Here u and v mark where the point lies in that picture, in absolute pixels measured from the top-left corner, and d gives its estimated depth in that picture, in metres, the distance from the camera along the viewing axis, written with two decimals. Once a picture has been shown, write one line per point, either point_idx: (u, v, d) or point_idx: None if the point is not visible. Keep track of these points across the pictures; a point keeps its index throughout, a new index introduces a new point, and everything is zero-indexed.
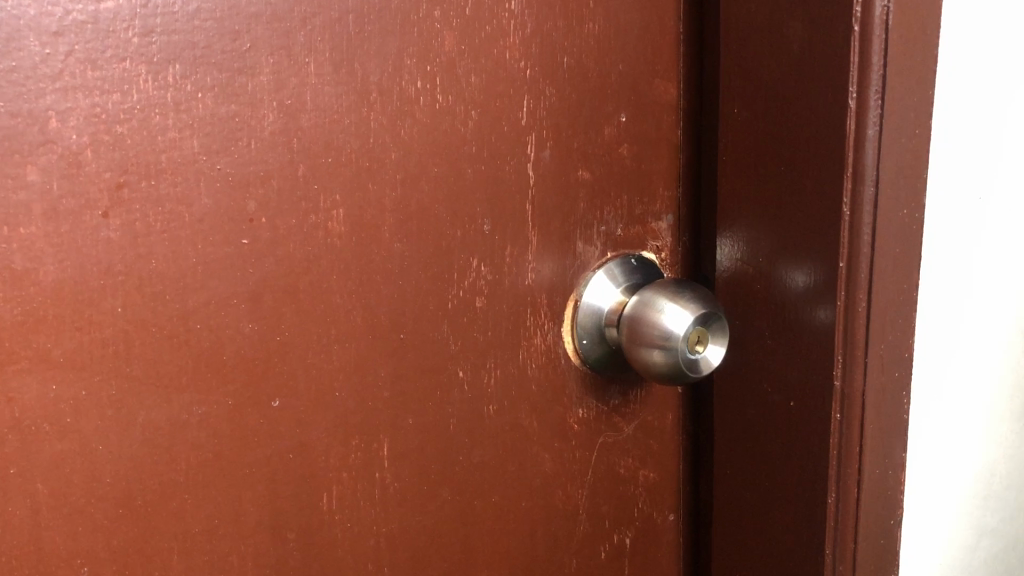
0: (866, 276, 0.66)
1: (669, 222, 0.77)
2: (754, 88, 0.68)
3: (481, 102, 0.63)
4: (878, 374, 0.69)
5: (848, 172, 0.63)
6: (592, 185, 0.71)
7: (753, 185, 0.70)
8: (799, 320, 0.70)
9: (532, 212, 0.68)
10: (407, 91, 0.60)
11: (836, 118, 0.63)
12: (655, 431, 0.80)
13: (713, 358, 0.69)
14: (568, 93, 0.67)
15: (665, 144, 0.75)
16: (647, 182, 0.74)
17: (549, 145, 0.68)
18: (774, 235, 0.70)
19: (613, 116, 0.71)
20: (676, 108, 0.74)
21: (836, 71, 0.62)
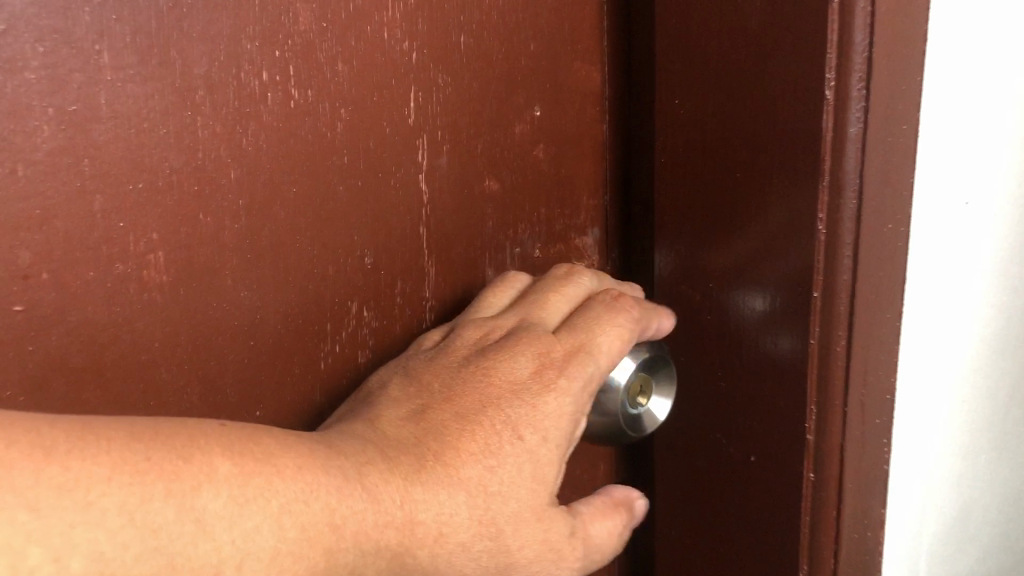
0: (846, 309, 0.53)
1: (598, 236, 0.63)
2: (698, 74, 0.54)
3: (356, 98, 0.48)
4: (858, 424, 0.56)
5: (824, 182, 0.50)
6: (503, 197, 0.56)
7: (699, 195, 0.57)
8: (758, 361, 0.57)
9: (428, 237, 0.53)
10: (249, 86, 0.44)
11: (811, 113, 0.49)
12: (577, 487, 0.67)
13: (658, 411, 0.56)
14: (467, 81, 0.52)
15: (586, 142, 0.60)
16: (570, 190, 0.60)
17: (447, 150, 0.52)
18: (727, 255, 0.56)
19: (525, 110, 0.56)
20: (602, 96, 0.60)
21: (810, 53, 0.49)
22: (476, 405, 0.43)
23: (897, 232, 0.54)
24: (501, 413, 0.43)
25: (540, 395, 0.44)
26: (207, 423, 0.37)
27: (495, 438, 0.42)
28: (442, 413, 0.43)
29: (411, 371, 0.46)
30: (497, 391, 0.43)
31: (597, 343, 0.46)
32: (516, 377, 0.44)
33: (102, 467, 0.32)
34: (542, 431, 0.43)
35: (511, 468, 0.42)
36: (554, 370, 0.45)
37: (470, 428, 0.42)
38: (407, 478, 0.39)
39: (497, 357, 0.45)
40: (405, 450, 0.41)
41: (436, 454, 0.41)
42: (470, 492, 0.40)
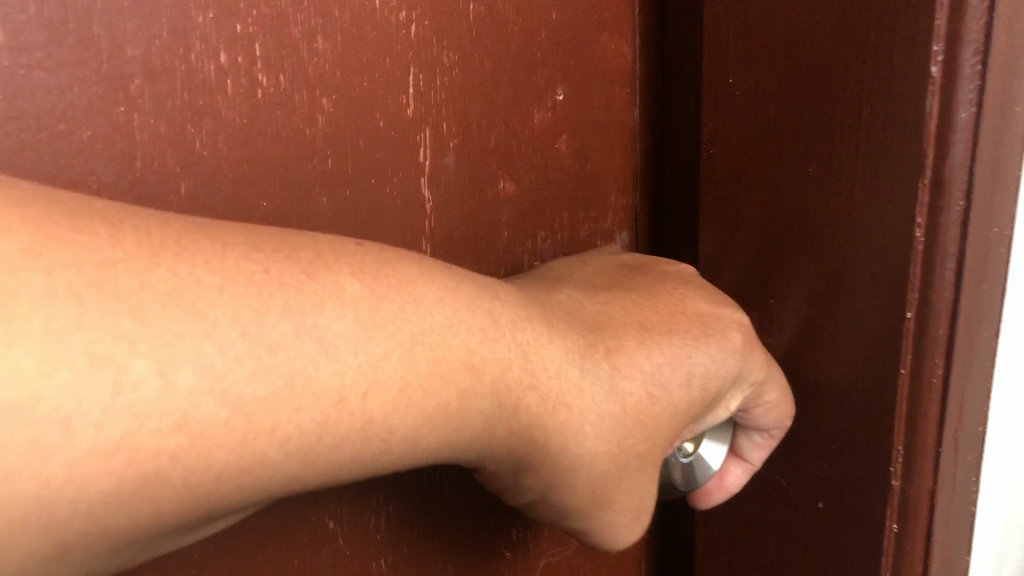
0: (946, 332, 0.41)
1: (626, 242, 0.52)
2: (759, 40, 0.42)
3: (341, 84, 0.37)
4: (952, 465, 0.45)
5: (923, 178, 0.38)
6: (519, 200, 0.46)
7: (760, 188, 0.44)
8: (825, 398, 0.44)
9: (433, 254, 0.43)
10: (203, 70, 0.33)
11: (908, 94, 0.37)
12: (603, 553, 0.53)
13: (730, 463, 0.45)
14: (476, 59, 0.42)
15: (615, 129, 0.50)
16: (597, 188, 0.50)
17: (453, 145, 0.42)
18: (790, 266, 0.44)
19: (545, 94, 0.46)
20: (632, 76, 0.50)
21: (904, 22, 0.37)
22: (663, 325, 0.38)
23: (1000, 236, 0.43)
24: (679, 351, 0.37)
25: (735, 349, 0.39)
26: (343, 243, 0.30)
27: (666, 373, 0.37)
28: (624, 314, 0.38)
29: (585, 273, 0.41)
30: (687, 321, 0.39)
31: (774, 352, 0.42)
32: (708, 316, 0.40)
33: (216, 269, 0.25)
34: (706, 390, 0.38)
35: (666, 411, 0.37)
36: (749, 332, 0.40)
37: (652, 344, 0.37)
38: (574, 355, 0.35)
39: (694, 294, 0.40)
40: (575, 326, 0.36)
41: (613, 347, 0.36)
42: (626, 405, 0.35)
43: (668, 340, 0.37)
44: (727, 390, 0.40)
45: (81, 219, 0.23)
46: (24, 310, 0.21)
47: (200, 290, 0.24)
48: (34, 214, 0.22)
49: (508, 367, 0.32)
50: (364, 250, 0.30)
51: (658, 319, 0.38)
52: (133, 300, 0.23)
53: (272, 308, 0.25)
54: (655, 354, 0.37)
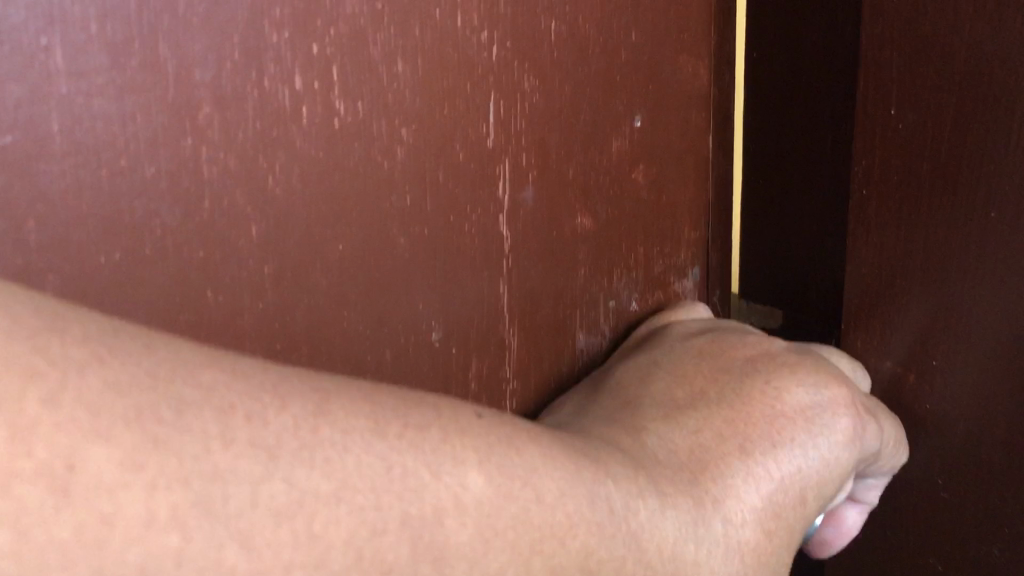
0: None
1: (698, 278, 0.47)
2: (892, 84, 0.37)
3: (421, 112, 0.34)
4: None
5: None
6: (596, 236, 0.42)
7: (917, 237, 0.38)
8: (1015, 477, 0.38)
9: (511, 297, 0.39)
10: (276, 97, 0.30)
11: None
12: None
13: (843, 507, 0.41)
14: (558, 85, 0.38)
15: (693, 163, 0.45)
16: (672, 221, 0.45)
17: (533, 178, 0.38)
18: (926, 336, 0.39)
19: (624, 121, 0.42)
20: (714, 103, 0.45)
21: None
22: (765, 438, 0.33)
23: None
24: (790, 464, 0.33)
25: (846, 439, 0.35)
26: (462, 415, 0.26)
27: (781, 496, 0.32)
28: (717, 436, 0.33)
29: (661, 383, 0.37)
30: (789, 424, 0.34)
31: (883, 417, 0.38)
32: (810, 408, 0.35)
33: (334, 474, 0.22)
34: (822, 498, 0.34)
35: (784, 543, 0.32)
36: (857, 410, 0.36)
37: (759, 469, 0.32)
38: (686, 520, 0.29)
39: (788, 379, 0.36)
40: (678, 479, 0.31)
41: (723, 493, 0.31)
42: (745, 558, 0.31)
43: (775, 453, 0.33)
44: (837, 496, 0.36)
45: (166, 376, 0.21)
46: (118, 554, 0.18)
47: (316, 506, 0.21)
48: (116, 355, 0.20)
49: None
50: (483, 424, 0.26)
51: (761, 429, 0.34)
52: (242, 526, 0.20)
53: (390, 523, 0.22)
54: (765, 475, 0.32)
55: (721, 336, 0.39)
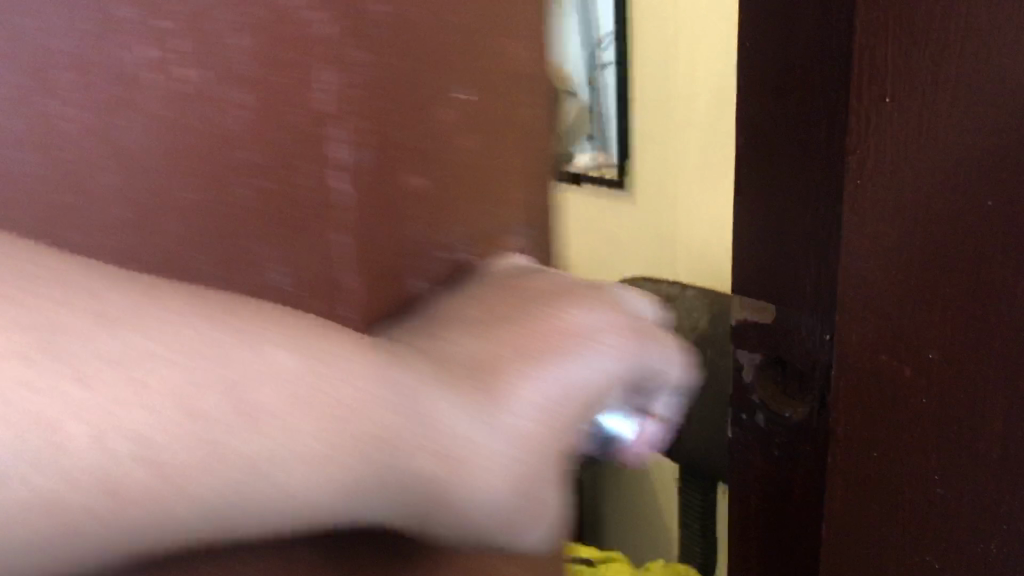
0: None
1: (527, 236, 0.53)
2: None
3: (255, 77, 0.40)
4: None
5: None
6: (424, 193, 0.47)
7: None
8: None
9: (348, 243, 0.44)
10: (122, 63, 0.37)
11: None
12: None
13: (642, 421, 0.50)
14: (387, 60, 0.44)
15: (512, 135, 0.51)
16: (496, 182, 0.50)
17: (367, 141, 0.44)
18: None
19: (444, 92, 0.47)
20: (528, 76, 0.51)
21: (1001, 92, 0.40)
22: (549, 352, 0.45)
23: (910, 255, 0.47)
24: (570, 377, 0.45)
25: (619, 358, 0.46)
26: None
27: (559, 403, 0.45)
28: (510, 350, 0.45)
29: (473, 309, 0.47)
30: (574, 346, 0.46)
31: (654, 336, 0.49)
32: (591, 333, 0.46)
33: None
34: (597, 403, 0.46)
35: (557, 438, 0.45)
36: (631, 334, 0.47)
37: (538, 375, 0.44)
38: (473, 408, 0.43)
39: (575, 308, 0.47)
40: (473, 381, 0.43)
41: (508, 397, 0.43)
42: (519, 440, 0.44)
43: (556, 368, 0.45)
44: (604, 399, 0.46)
45: None
46: None
47: None
48: None
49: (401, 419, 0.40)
50: None
51: (552, 349, 0.45)
52: None
53: None
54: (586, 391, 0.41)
55: (530, 276, 0.49)
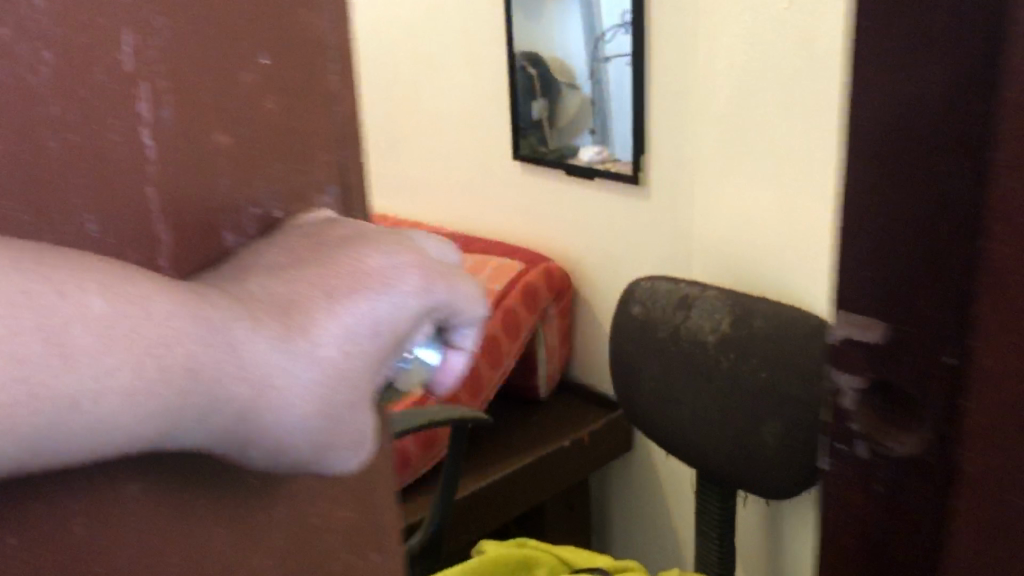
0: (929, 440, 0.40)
1: (337, 194, 0.56)
2: None
3: (60, 38, 0.42)
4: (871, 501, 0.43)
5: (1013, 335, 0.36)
6: (236, 153, 0.49)
7: None
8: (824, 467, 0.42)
9: (158, 196, 0.47)
10: None
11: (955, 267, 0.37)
12: (361, 506, 0.59)
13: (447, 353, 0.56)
14: (189, 25, 0.46)
15: (322, 106, 0.53)
16: (307, 144, 0.52)
17: (171, 98, 0.46)
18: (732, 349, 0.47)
19: (250, 58, 0.49)
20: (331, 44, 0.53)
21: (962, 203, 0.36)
22: (347, 287, 0.49)
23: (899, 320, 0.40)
24: (366, 307, 0.49)
25: (413, 291, 0.51)
26: None
27: (356, 329, 0.49)
28: (311, 285, 0.49)
29: (275, 250, 0.50)
30: (368, 280, 0.50)
31: (452, 274, 0.54)
32: (386, 270, 0.51)
33: None
34: (394, 331, 0.51)
35: (358, 361, 0.49)
36: (423, 271, 0.52)
37: (338, 307, 0.49)
38: (274, 338, 0.46)
39: (371, 248, 0.51)
40: (274, 313, 0.47)
41: (306, 324, 0.48)
42: (322, 364, 0.48)
43: (352, 299, 0.49)
44: (406, 335, 0.52)
45: None
46: None
47: None
48: None
49: (221, 363, 0.44)
50: None
51: (348, 282, 0.50)
52: None
53: None
54: None
55: (331, 223, 0.53)
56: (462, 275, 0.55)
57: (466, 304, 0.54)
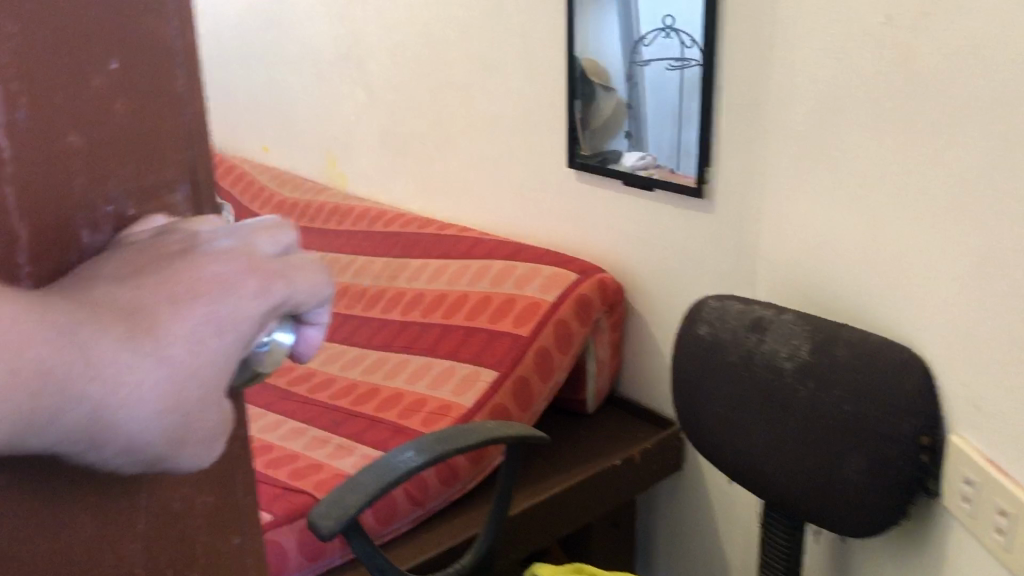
0: None
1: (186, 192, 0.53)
2: None
3: None
4: None
5: None
6: (85, 154, 0.47)
7: None
8: None
9: (13, 199, 0.45)
10: None
11: None
12: (222, 489, 0.57)
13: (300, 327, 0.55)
14: (37, 29, 0.44)
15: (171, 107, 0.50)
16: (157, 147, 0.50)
17: (24, 102, 0.44)
18: None
19: (99, 61, 0.47)
20: (180, 48, 0.50)
21: None
22: (185, 292, 0.48)
23: None
24: (206, 311, 0.48)
25: (253, 292, 0.50)
26: None
27: (200, 331, 0.48)
28: (153, 291, 0.47)
29: (124, 255, 0.48)
30: (204, 286, 0.48)
31: (299, 268, 0.53)
32: (224, 274, 0.49)
33: None
34: (240, 330, 0.49)
35: (207, 361, 0.48)
36: (262, 271, 0.51)
37: (178, 311, 0.47)
38: (122, 339, 0.45)
39: (206, 254, 0.49)
40: (120, 318, 0.45)
41: (151, 326, 0.46)
42: (171, 365, 0.46)
43: (190, 305, 0.48)
44: (256, 335, 0.51)
45: None
46: None
47: None
48: None
49: (69, 363, 0.42)
50: None
51: (183, 288, 0.48)
52: None
53: None
54: None
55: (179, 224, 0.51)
56: (306, 265, 0.54)
57: (311, 297, 0.54)
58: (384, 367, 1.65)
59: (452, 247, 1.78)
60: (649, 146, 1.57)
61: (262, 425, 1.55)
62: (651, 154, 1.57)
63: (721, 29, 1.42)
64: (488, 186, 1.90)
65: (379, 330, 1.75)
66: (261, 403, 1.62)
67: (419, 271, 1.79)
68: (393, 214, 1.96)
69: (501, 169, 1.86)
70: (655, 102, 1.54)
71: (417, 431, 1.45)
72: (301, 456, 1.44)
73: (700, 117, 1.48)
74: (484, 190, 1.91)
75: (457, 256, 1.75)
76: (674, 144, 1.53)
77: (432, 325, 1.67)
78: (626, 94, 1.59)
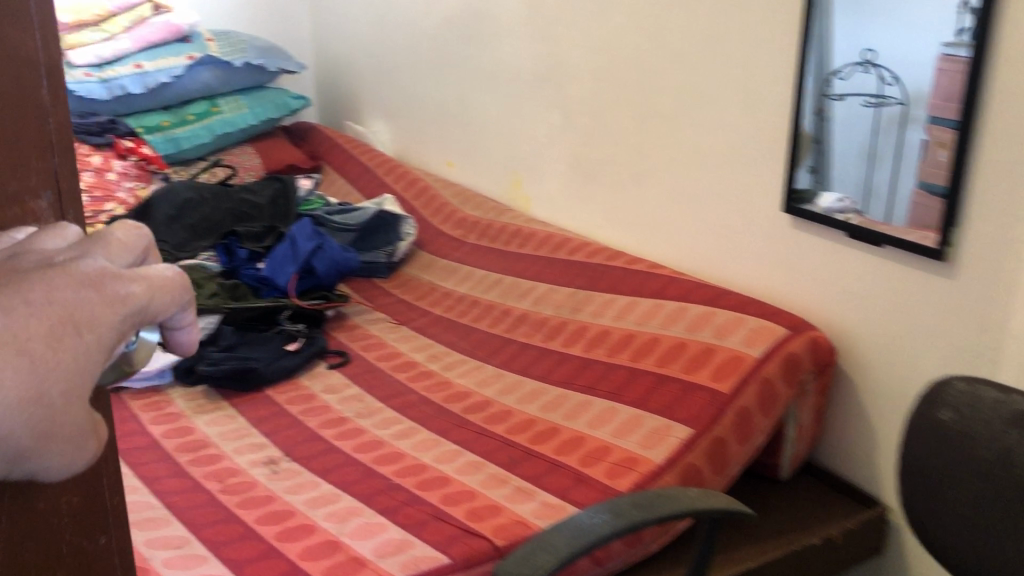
0: None
1: (54, 200, 0.50)
2: None
3: None
4: None
5: None
6: None
7: None
8: None
9: None
10: None
11: None
12: (85, 483, 0.52)
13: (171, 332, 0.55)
14: None
15: (35, 116, 0.47)
16: (18, 155, 0.47)
17: None
18: None
19: None
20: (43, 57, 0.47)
21: None
22: (45, 293, 0.45)
23: None
24: (66, 313, 0.45)
25: (110, 298, 0.48)
26: None
27: (60, 331, 0.45)
28: (17, 292, 0.44)
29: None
30: (62, 289, 0.46)
31: (160, 280, 0.51)
32: (85, 278, 0.47)
33: None
34: (101, 333, 0.47)
35: (69, 361, 0.45)
36: (117, 279, 0.49)
37: (37, 309, 0.44)
38: None
39: (67, 260, 0.47)
40: None
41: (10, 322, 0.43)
42: (30, 360, 0.43)
43: (51, 307, 0.45)
44: (115, 345, 0.48)
45: None
46: None
47: None
48: None
49: None
50: None
51: (44, 290, 0.45)
52: None
53: None
54: None
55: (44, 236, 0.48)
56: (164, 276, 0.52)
57: (172, 306, 0.52)
58: (564, 405, 1.58)
59: (647, 285, 1.68)
60: (838, 186, 1.43)
61: (438, 453, 1.51)
62: (845, 195, 1.42)
63: (989, 77, 1.18)
64: (676, 217, 1.79)
65: (559, 365, 1.69)
66: (435, 429, 1.60)
67: (606, 306, 1.71)
68: (579, 244, 1.89)
69: (698, 205, 1.73)
70: (845, 138, 1.40)
71: (603, 484, 1.35)
72: (479, 495, 1.38)
73: (897, 161, 1.32)
74: (671, 221, 1.81)
75: (651, 295, 1.65)
76: (863, 184, 1.38)
77: (620, 367, 1.58)
78: (813, 128, 1.45)
